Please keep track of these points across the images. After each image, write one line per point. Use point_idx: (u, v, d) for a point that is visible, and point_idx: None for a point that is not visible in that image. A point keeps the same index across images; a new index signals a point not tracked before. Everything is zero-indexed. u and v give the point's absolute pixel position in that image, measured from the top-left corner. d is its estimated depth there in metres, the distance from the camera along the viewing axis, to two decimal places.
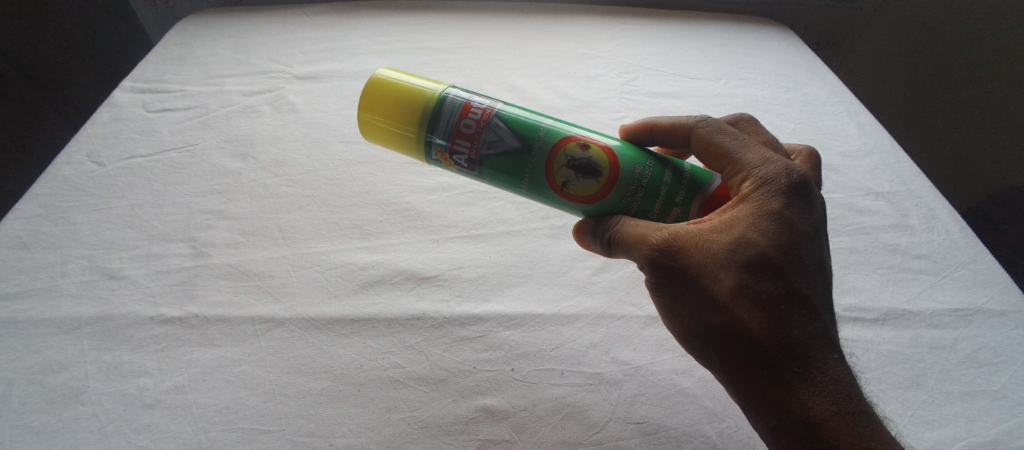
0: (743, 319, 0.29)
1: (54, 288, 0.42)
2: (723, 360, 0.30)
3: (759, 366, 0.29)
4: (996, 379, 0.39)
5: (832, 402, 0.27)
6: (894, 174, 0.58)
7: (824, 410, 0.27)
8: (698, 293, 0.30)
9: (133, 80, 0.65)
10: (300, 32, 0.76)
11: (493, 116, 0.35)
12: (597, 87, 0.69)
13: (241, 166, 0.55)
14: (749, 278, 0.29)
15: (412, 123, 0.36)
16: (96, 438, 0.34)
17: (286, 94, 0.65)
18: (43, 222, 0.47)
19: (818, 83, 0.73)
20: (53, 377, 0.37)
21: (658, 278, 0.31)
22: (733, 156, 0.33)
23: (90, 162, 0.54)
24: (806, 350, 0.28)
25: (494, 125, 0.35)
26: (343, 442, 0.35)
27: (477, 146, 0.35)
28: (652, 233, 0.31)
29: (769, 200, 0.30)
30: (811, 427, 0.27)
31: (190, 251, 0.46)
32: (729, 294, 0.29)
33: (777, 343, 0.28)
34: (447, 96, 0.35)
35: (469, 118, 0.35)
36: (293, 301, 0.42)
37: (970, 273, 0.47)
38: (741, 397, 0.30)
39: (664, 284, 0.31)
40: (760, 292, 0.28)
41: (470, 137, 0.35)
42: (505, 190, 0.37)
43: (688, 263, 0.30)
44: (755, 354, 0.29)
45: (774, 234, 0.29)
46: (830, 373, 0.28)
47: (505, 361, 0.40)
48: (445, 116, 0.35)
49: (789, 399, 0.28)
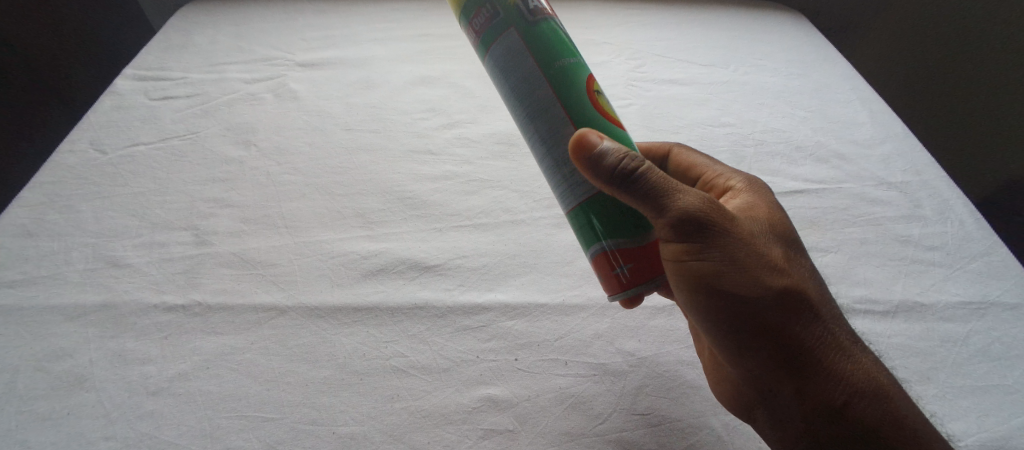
0: (790, 284, 0.33)
1: (57, 276, 0.42)
2: (774, 331, 0.33)
3: (807, 330, 0.33)
4: (1008, 373, 0.39)
5: (863, 353, 0.34)
6: (907, 163, 0.57)
7: (855, 365, 0.34)
8: (753, 259, 0.33)
9: (133, 67, 0.65)
10: (301, 19, 0.75)
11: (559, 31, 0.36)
12: (603, 74, 0.68)
13: (243, 154, 0.54)
14: (784, 248, 0.36)
15: None
16: (101, 425, 0.34)
17: (287, 81, 0.64)
18: (47, 210, 0.47)
19: (829, 70, 0.72)
20: (57, 364, 0.37)
21: (722, 237, 0.32)
22: (712, 166, 0.44)
23: (93, 150, 0.53)
24: (833, 311, 0.35)
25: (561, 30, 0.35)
26: (345, 431, 0.35)
27: (551, 15, 0.34)
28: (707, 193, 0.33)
29: (764, 195, 0.40)
30: (854, 380, 0.33)
31: (192, 240, 0.46)
32: (781, 258, 0.34)
33: (819, 301, 0.35)
34: None
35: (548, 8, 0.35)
36: (295, 289, 0.42)
37: (983, 265, 0.46)
38: (803, 364, 0.33)
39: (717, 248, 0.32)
40: (793, 259, 0.36)
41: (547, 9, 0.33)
42: (530, 53, 0.32)
43: (742, 228, 0.34)
44: (811, 315, 0.34)
45: (782, 218, 0.38)
46: (851, 332, 0.35)
47: (508, 351, 0.39)
48: None
49: (840, 353, 0.33)
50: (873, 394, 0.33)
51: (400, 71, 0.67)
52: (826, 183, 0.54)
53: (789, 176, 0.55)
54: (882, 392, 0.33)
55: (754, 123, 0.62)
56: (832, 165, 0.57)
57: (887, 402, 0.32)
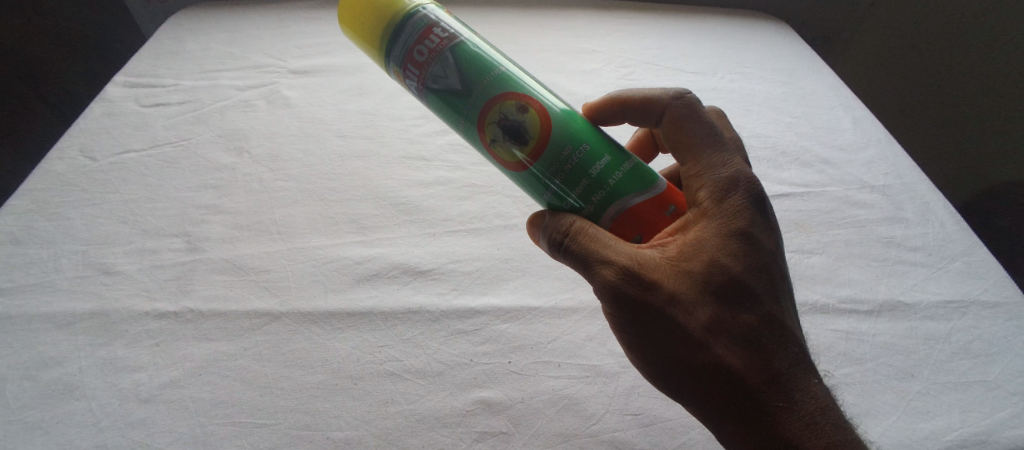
0: (729, 320, 0.28)
1: (47, 284, 0.42)
2: (715, 385, 0.29)
3: (751, 379, 0.28)
4: (989, 370, 0.40)
5: (817, 433, 0.28)
6: (889, 167, 0.59)
7: (812, 401, 0.28)
8: (675, 328, 0.29)
9: (125, 74, 0.65)
10: (294, 27, 0.76)
11: (447, 51, 0.29)
12: (593, 82, 0.69)
13: (235, 160, 0.54)
14: (723, 307, 0.28)
15: (374, 29, 0.30)
16: (90, 433, 0.34)
17: (280, 89, 0.65)
18: (37, 217, 0.47)
19: (813, 77, 0.74)
20: (45, 373, 0.37)
21: (629, 308, 0.29)
22: (695, 152, 0.31)
23: (83, 157, 0.53)
24: (787, 376, 0.28)
25: (447, 61, 0.29)
26: (340, 436, 0.35)
27: (425, 75, 0.30)
28: (619, 258, 0.28)
29: (737, 217, 0.29)
30: (802, 441, 0.27)
31: (184, 247, 0.46)
32: (711, 320, 0.28)
33: (760, 371, 0.28)
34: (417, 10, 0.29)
35: (423, 46, 0.29)
36: (289, 295, 0.42)
37: (964, 265, 0.47)
38: (731, 431, 0.29)
39: (648, 304, 0.28)
40: (736, 319, 0.28)
41: (430, 52, 0.29)
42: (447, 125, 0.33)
43: (663, 293, 0.28)
44: (743, 386, 0.28)
45: (744, 254, 0.29)
46: (811, 397, 0.28)
47: (502, 354, 0.40)
48: (403, 35, 0.29)
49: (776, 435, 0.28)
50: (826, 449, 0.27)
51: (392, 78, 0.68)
52: (810, 187, 0.56)
53: (775, 180, 0.56)
54: (839, 438, 0.28)
55: (741, 129, 0.63)
56: (816, 169, 0.58)
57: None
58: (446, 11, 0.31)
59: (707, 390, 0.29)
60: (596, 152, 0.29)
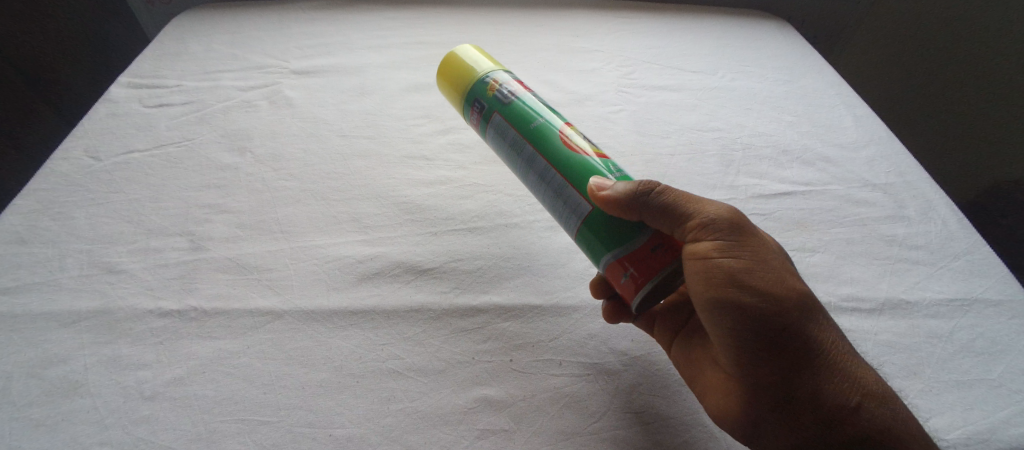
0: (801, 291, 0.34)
1: (51, 283, 0.42)
2: (802, 337, 0.32)
3: (825, 337, 0.33)
4: (992, 368, 0.40)
5: (860, 365, 0.33)
6: (891, 165, 0.58)
7: (849, 346, 0.34)
8: (764, 260, 0.33)
9: (129, 75, 0.65)
10: (296, 27, 0.76)
11: (529, 91, 0.44)
12: (594, 81, 0.69)
13: (238, 160, 0.55)
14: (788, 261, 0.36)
15: (477, 74, 0.45)
16: (95, 430, 0.34)
17: (283, 89, 0.65)
18: (41, 217, 0.47)
19: (814, 75, 0.74)
20: (51, 370, 0.37)
21: (728, 237, 0.34)
22: None
23: (87, 157, 0.54)
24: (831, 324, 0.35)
25: (530, 96, 0.43)
26: (342, 433, 0.35)
27: (511, 96, 0.43)
28: (716, 205, 0.35)
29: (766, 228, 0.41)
30: (855, 365, 0.33)
31: (188, 246, 0.46)
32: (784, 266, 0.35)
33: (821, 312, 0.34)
34: (507, 72, 0.46)
35: (512, 85, 0.44)
36: (292, 293, 0.42)
37: (966, 263, 0.47)
38: (815, 357, 0.32)
39: (740, 236, 0.34)
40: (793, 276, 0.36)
41: (518, 89, 0.44)
42: (507, 137, 0.42)
43: (750, 235, 0.35)
44: (816, 315, 0.33)
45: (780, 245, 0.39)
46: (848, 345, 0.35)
47: (504, 352, 0.40)
48: (498, 78, 0.44)
49: (840, 358, 0.33)
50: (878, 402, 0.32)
51: (395, 78, 0.68)
52: (812, 185, 0.56)
53: (777, 179, 0.56)
54: (874, 372, 0.34)
55: (743, 128, 0.63)
56: (818, 168, 0.58)
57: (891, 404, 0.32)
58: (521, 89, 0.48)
59: (796, 318, 0.32)
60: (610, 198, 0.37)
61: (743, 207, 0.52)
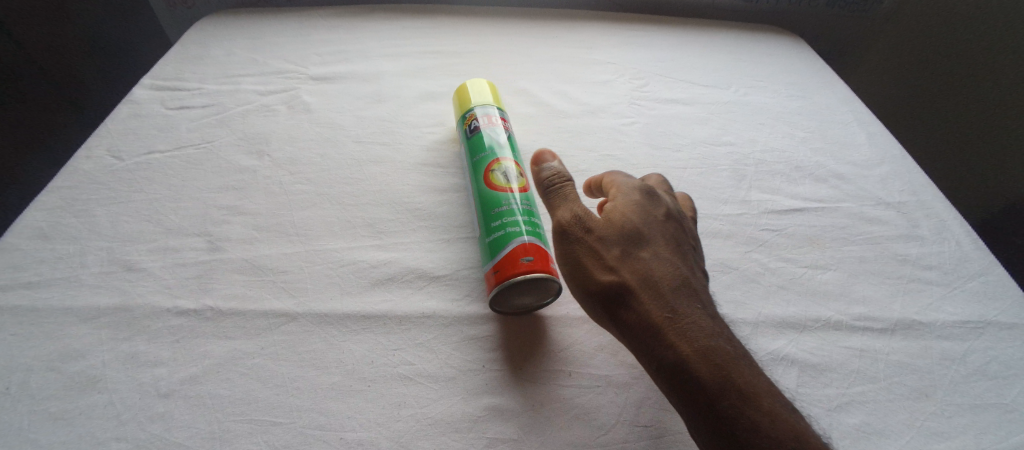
0: (625, 279, 0.37)
1: (72, 279, 0.43)
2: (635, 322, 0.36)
3: (663, 321, 0.35)
4: (1004, 392, 0.39)
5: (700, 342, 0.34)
6: (904, 184, 0.58)
7: (699, 322, 0.35)
8: (593, 257, 0.38)
9: (152, 77, 0.67)
10: (315, 34, 0.77)
11: (495, 128, 0.51)
12: (607, 93, 0.70)
13: (256, 163, 0.56)
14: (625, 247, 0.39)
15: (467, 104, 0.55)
16: (111, 426, 0.35)
17: (301, 94, 0.66)
18: (65, 214, 0.48)
19: (828, 92, 0.74)
20: (70, 365, 0.38)
21: (569, 240, 0.39)
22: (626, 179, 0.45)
23: (110, 157, 0.55)
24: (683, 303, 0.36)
25: (493, 131, 0.51)
26: (353, 437, 0.35)
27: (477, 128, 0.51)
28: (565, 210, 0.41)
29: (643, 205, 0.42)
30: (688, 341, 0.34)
31: (206, 246, 0.47)
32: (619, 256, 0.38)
33: (661, 295, 0.36)
34: (493, 108, 0.54)
35: (486, 119, 0.52)
36: (306, 296, 0.43)
37: (980, 285, 0.47)
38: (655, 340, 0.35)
39: (574, 235, 0.39)
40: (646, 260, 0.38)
41: (487, 123, 0.52)
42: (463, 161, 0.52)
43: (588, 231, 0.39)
44: (652, 297, 0.36)
45: (645, 225, 0.40)
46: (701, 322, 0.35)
47: (513, 361, 0.40)
48: (480, 110, 0.53)
49: (676, 337, 0.34)
50: (694, 379, 0.32)
51: (410, 86, 0.69)
52: (824, 202, 0.56)
53: (789, 195, 0.56)
54: (716, 346, 0.34)
55: (755, 143, 0.63)
56: (831, 185, 0.58)
57: (716, 378, 0.32)
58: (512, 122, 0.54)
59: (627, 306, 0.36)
60: (511, 211, 0.43)
61: (755, 223, 0.53)
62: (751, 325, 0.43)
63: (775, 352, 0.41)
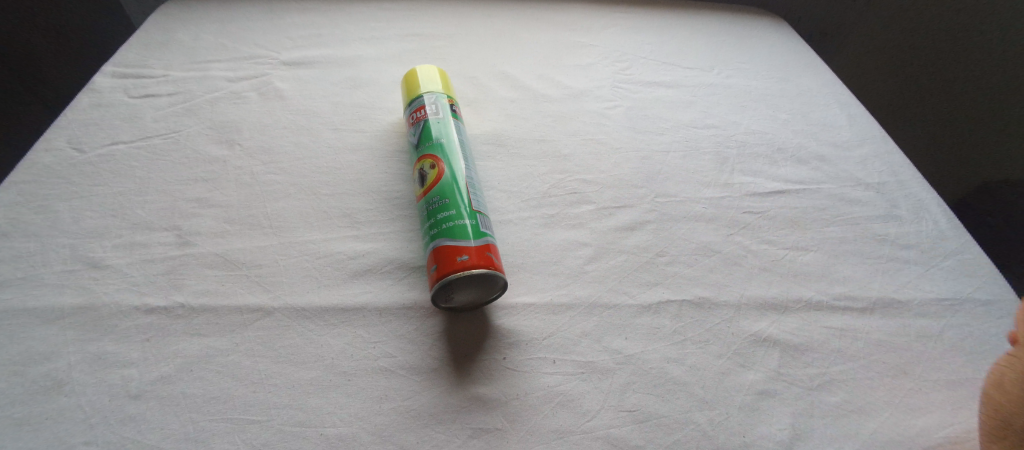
0: None
1: (33, 278, 0.41)
2: None
3: None
4: (979, 367, 0.40)
5: None
6: (884, 164, 0.59)
7: None
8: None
9: (114, 64, 0.63)
10: (287, 18, 0.74)
11: (422, 121, 0.49)
12: (590, 77, 0.69)
13: (227, 153, 0.54)
14: None
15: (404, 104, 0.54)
16: (78, 430, 0.33)
17: (273, 80, 0.64)
18: (23, 210, 0.46)
19: (809, 74, 0.74)
20: (33, 368, 0.36)
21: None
22: None
23: (71, 149, 0.52)
24: None
25: (419, 126, 0.49)
26: (334, 432, 0.34)
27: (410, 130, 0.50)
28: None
29: None
30: None
31: (175, 241, 0.45)
32: None
33: None
34: (422, 96, 0.51)
35: (415, 114, 0.50)
36: (282, 290, 0.42)
37: (956, 263, 0.48)
38: None
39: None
40: None
41: (415, 119, 0.50)
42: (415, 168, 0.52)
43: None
44: None
45: None
46: None
47: (497, 350, 0.39)
48: (410, 107, 0.51)
49: None
50: None
51: (387, 71, 0.67)
52: (806, 183, 0.56)
53: (771, 177, 0.56)
54: None
55: (738, 125, 0.63)
56: (812, 166, 0.58)
57: None
58: (445, 100, 0.51)
59: None
60: (449, 207, 0.41)
61: (737, 206, 0.52)
62: (734, 308, 0.43)
63: (757, 334, 0.42)
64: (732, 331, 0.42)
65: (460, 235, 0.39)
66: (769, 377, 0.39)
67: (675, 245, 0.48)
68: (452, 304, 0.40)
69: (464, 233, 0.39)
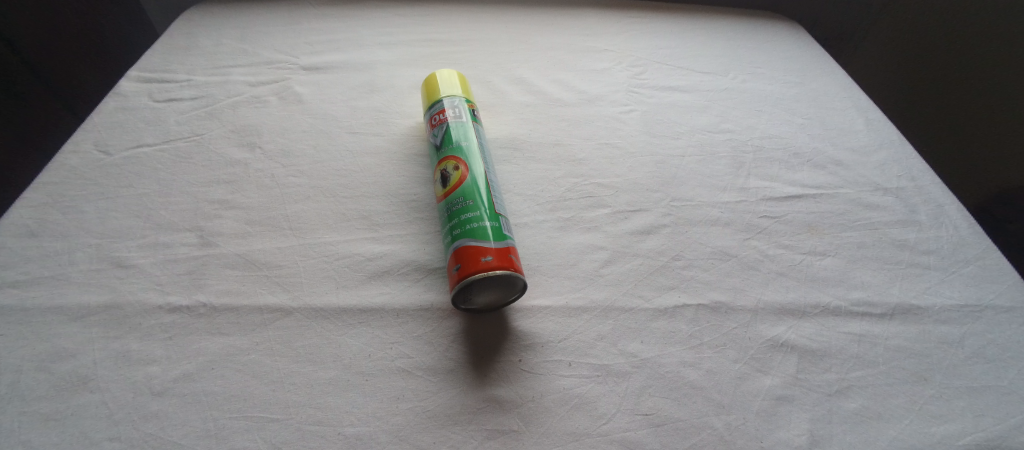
0: None
1: (60, 276, 0.42)
2: None
3: None
4: (1003, 376, 0.40)
5: None
6: (902, 169, 0.58)
7: None
8: None
9: (138, 69, 0.65)
10: (305, 23, 0.76)
11: (444, 124, 0.50)
12: (604, 81, 0.69)
13: (247, 156, 0.55)
14: None
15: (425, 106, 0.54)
16: (104, 425, 0.34)
17: (292, 85, 0.65)
18: (51, 210, 0.47)
19: (825, 78, 0.73)
20: (62, 364, 0.37)
21: None
22: None
23: (97, 151, 0.54)
24: None
25: (441, 129, 0.49)
26: (352, 431, 0.35)
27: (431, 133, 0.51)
28: None
29: None
30: None
31: (197, 241, 0.46)
32: None
33: None
34: (444, 100, 0.52)
35: (437, 117, 0.51)
36: (300, 290, 0.42)
37: (978, 269, 0.47)
38: None
39: None
40: None
41: (437, 122, 0.51)
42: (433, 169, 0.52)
43: None
44: None
45: None
46: None
47: (513, 352, 0.40)
48: (432, 110, 0.52)
49: None
50: None
51: (404, 76, 0.68)
52: (822, 188, 0.55)
53: (787, 181, 0.56)
54: None
55: (753, 130, 0.63)
56: (829, 171, 0.58)
57: None
58: (467, 104, 0.52)
59: None
60: (473, 208, 0.41)
61: (754, 210, 0.52)
62: (751, 313, 0.43)
63: (775, 339, 0.41)
64: (749, 337, 0.41)
65: (481, 236, 0.39)
66: (787, 382, 0.39)
67: (691, 249, 0.48)
68: (471, 305, 0.40)
69: (485, 234, 0.39)
